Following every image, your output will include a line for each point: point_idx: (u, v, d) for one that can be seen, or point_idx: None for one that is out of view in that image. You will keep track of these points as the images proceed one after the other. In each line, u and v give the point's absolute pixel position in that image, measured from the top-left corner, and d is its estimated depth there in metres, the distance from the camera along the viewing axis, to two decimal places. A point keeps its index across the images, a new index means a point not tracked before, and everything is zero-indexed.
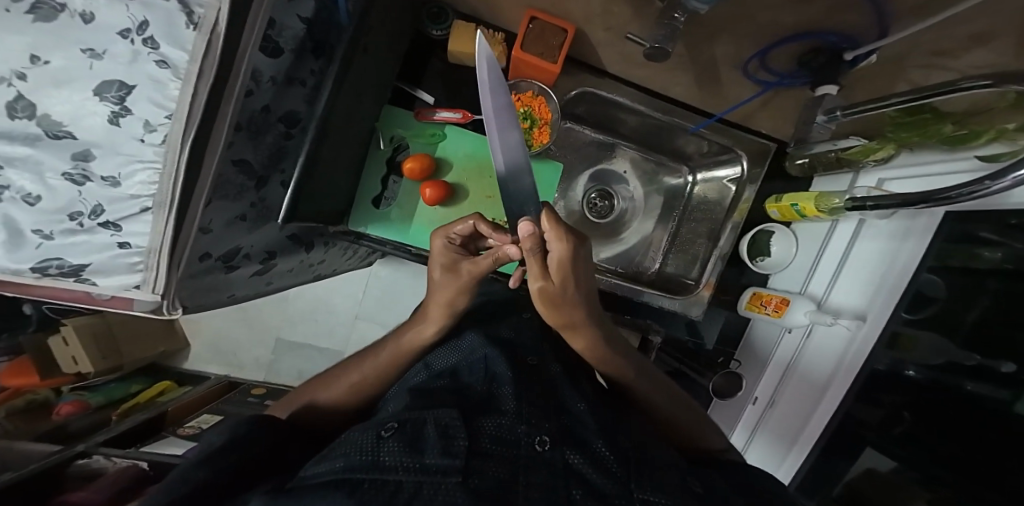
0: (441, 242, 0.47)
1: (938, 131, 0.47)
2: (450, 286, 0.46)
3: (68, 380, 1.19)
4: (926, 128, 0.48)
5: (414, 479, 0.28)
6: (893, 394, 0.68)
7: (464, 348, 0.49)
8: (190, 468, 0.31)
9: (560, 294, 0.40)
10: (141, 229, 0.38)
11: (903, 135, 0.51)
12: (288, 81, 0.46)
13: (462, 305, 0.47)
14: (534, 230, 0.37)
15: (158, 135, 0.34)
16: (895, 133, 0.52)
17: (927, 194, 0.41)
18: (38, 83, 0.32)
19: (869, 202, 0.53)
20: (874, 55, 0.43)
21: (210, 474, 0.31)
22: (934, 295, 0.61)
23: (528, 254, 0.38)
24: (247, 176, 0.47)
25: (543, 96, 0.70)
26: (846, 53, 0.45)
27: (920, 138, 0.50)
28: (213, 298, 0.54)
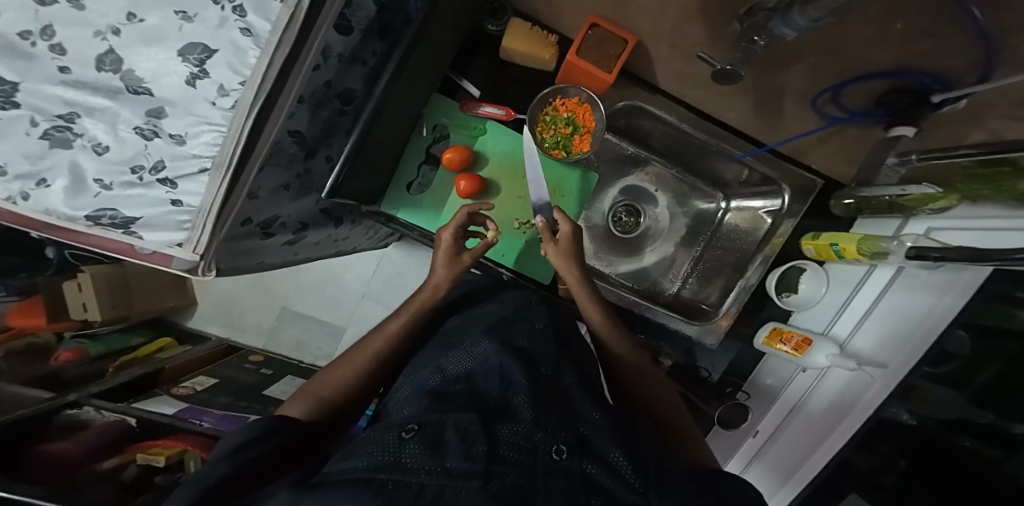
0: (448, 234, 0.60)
1: (1012, 186, 0.45)
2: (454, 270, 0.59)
3: (72, 326, 1.19)
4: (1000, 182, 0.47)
5: (437, 482, 0.27)
6: (892, 441, 0.70)
7: (479, 355, 0.49)
8: (211, 462, 0.32)
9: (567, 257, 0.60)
10: (196, 190, 0.37)
11: (972, 186, 0.51)
12: (352, 59, 0.46)
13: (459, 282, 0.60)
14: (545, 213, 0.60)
15: (230, 100, 0.33)
16: (964, 184, 0.52)
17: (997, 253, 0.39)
18: (130, 40, 0.33)
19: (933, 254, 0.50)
20: (964, 100, 0.44)
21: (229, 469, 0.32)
22: (958, 352, 0.60)
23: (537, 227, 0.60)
24: (300, 147, 0.47)
25: (589, 104, 0.69)
26: (933, 96, 0.45)
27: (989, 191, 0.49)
28: (245, 264, 0.53)
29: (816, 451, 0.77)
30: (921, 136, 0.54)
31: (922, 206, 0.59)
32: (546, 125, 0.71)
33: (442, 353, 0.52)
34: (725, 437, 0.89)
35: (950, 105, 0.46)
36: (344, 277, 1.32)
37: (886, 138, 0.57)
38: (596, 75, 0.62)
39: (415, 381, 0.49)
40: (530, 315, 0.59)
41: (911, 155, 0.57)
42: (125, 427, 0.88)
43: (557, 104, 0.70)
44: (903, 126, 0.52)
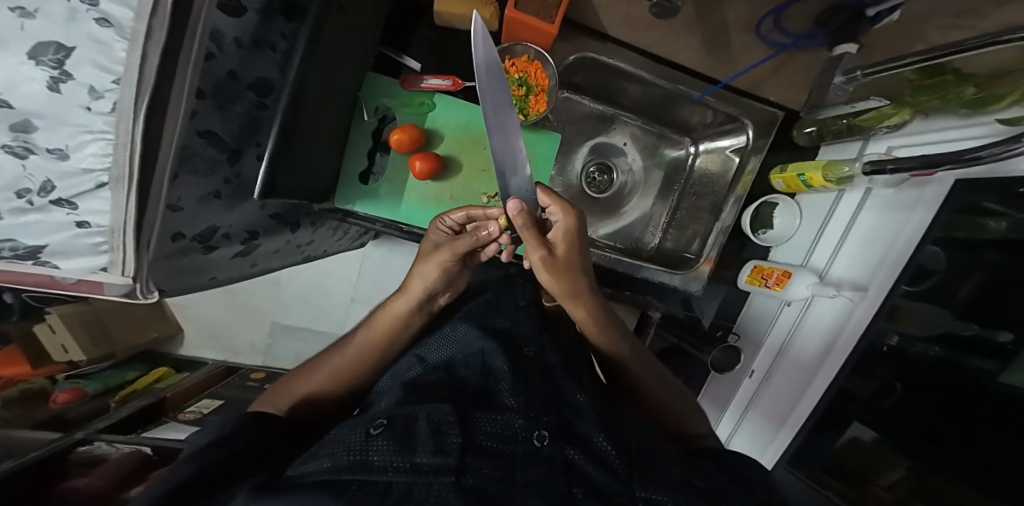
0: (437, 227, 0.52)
1: (959, 94, 0.45)
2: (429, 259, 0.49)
3: (61, 369, 1.18)
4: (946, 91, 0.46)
5: (405, 480, 0.26)
6: (883, 367, 0.68)
7: (460, 341, 0.48)
8: (181, 463, 0.31)
9: (564, 262, 0.44)
10: (101, 207, 0.35)
11: (921, 98, 0.50)
12: (255, 44, 0.42)
13: (433, 279, 0.49)
14: (522, 207, 0.39)
15: (106, 102, 0.30)
16: (913, 97, 0.51)
17: (956, 155, 0.39)
18: None
19: (889, 164, 0.50)
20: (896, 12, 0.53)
21: (199, 467, 0.30)
22: (934, 268, 0.60)
23: (522, 229, 0.41)
24: (218, 148, 0.44)
25: (540, 61, 0.66)
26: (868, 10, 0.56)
27: (939, 101, 0.48)
28: (192, 280, 0.51)
29: (805, 391, 0.75)
30: (863, 53, 0.59)
31: (876, 125, 0.57)
32: None
33: (421, 341, 0.51)
34: (725, 383, 0.90)
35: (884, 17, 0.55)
36: (328, 283, 1.30)
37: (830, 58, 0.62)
38: (539, 26, 0.58)
39: (393, 372, 0.47)
40: (510, 295, 0.59)
41: (856, 72, 0.59)
42: (143, 456, 0.84)
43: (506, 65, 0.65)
44: (845, 44, 0.58)
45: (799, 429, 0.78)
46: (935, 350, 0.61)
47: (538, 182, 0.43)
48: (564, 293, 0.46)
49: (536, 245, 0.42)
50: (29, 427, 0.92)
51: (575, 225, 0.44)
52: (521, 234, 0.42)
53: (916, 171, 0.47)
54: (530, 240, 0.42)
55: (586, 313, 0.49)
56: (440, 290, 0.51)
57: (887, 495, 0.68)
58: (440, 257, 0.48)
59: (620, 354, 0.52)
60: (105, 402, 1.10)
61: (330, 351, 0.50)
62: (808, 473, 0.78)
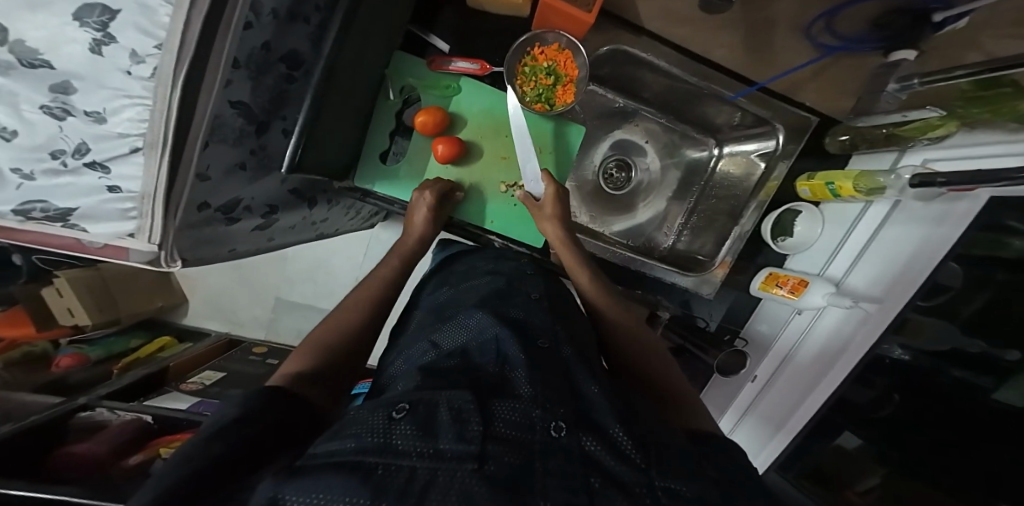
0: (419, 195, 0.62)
1: (1012, 106, 0.45)
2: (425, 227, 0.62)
3: (66, 332, 1.19)
4: (1000, 104, 0.46)
5: (428, 466, 0.25)
6: (886, 376, 0.71)
7: (473, 328, 0.48)
8: (197, 444, 0.27)
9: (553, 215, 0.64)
10: (133, 173, 0.34)
11: (972, 110, 0.49)
12: (290, 16, 0.41)
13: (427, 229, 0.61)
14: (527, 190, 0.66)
15: (146, 67, 0.29)
16: (964, 108, 0.50)
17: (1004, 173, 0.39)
18: (8, 6, 0.27)
19: (941, 178, 0.50)
20: (962, 20, 0.44)
21: (220, 449, 0.27)
22: (949, 284, 0.61)
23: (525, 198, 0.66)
24: (247, 120, 0.43)
25: (570, 51, 0.65)
26: (935, 14, 0.46)
27: (991, 114, 0.48)
28: (212, 252, 0.50)
29: (807, 396, 0.78)
30: (920, 61, 0.52)
31: (920, 135, 0.57)
32: (527, 77, 0.66)
33: (437, 326, 0.52)
34: (727, 385, 0.91)
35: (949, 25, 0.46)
36: (334, 263, 1.30)
37: (886, 64, 0.55)
38: (578, 17, 0.57)
39: (402, 362, 0.48)
40: (523, 287, 0.57)
41: (913, 79, 0.54)
42: (144, 424, 0.84)
43: (536, 53, 0.65)
44: (903, 50, 0.50)
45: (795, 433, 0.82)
46: (955, 373, 0.63)
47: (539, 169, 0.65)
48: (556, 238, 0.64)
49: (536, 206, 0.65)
50: (31, 391, 0.93)
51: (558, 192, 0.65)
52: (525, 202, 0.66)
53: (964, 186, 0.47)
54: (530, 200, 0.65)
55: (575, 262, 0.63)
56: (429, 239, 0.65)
57: (860, 498, 0.77)
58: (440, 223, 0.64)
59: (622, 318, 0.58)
60: (108, 369, 1.11)
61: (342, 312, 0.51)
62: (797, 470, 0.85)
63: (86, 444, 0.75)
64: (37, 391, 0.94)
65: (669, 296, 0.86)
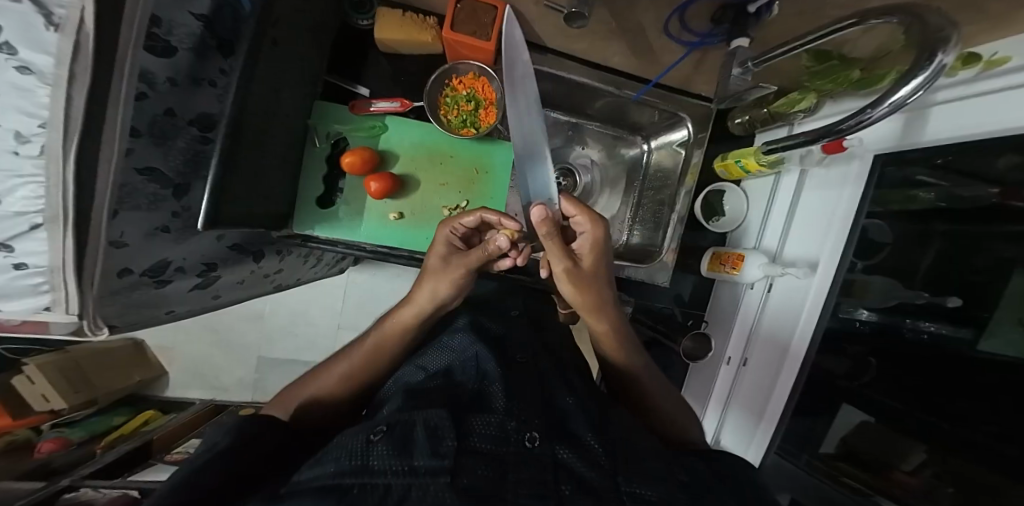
0: (446, 232, 0.54)
1: (846, 78, 0.49)
2: (442, 274, 0.50)
3: (45, 418, 1.15)
4: (836, 75, 0.50)
5: (403, 482, 0.27)
6: (856, 343, 0.69)
7: (458, 348, 0.49)
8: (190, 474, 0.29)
9: (586, 272, 0.49)
10: (35, 248, 0.37)
11: (820, 82, 0.53)
12: (193, 82, 0.45)
13: (445, 295, 0.50)
14: (547, 214, 0.41)
15: (33, 145, 0.33)
16: (812, 82, 0.54)
17: (828, 128, 0.42)
18: None
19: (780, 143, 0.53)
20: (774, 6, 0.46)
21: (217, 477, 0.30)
22: (882, 241, 0.63)
23: (548, 238, 0.43)
24: (161, 184, 0.45)
25: (486, 77, 0.69)
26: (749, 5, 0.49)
27: (833, 85, 0.51)
28: (146, 315, 0.52)
29: (777, 378, 0.74)
30: (759, 42, 0.55)
31: (790, 110, 0.61)
32: (449, 106, 0.69)
33: (419, 352, 0.52)
34: (705, 374, 0.90)
35: (767, 14, 0.48)
36: (313, 312, 1.30)
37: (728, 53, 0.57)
38: (478, 46, 0.61)
39: (393, 382, 0.48)
40: (501, 305, 0.62)
41: (749, 62, 0.55)
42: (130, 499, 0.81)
43: (454, 83, 0.69)
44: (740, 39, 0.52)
45: (777, 425, 0.75)
46: (929, 328, 0.57)
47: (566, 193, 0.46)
48: (585, 300, 0.50)
49: (561, 255, 0.46)
50: (16, 478, 0.91)
51: (598, 237, 0.48)
52: (546, 243, 0.44)
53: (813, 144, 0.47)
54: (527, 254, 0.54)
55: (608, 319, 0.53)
56: (450, 300, 0.53)
57: (914, 481, 0.58)
58: (453, 273, 0.50)
59: (629, 365, 0.54)
60: (91, 450, 1.08)
61: (335, 359, 0.50)
62: (812, 457, 0.73)
63: None
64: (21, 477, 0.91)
65: (655, 298, 0.90)
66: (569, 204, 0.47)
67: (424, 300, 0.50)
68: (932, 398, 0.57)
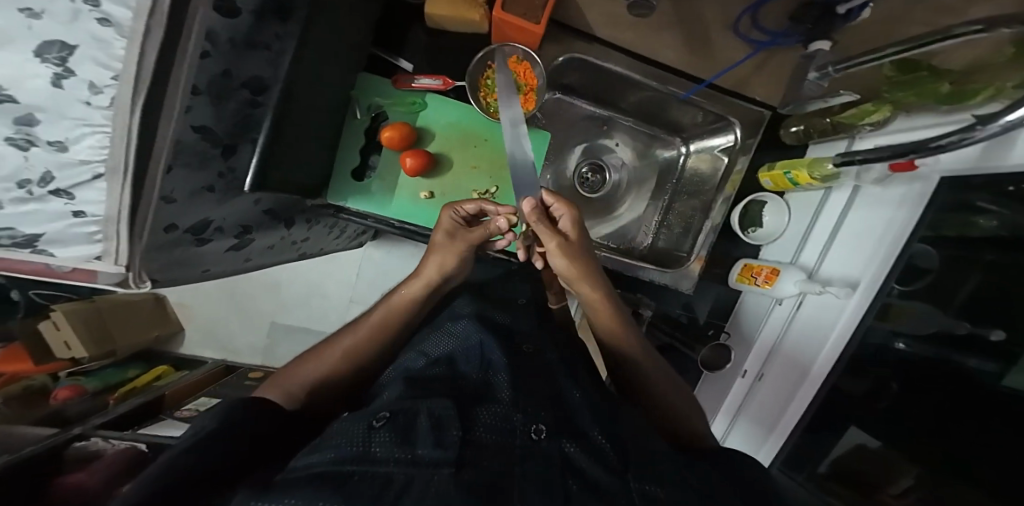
0: (450, 214, 0.54)
1: (933, 90, 0.47)
2: (450, 250, 0.53)
3: (62, 366, 1.19)
4: (923, 88, 0.48)
5: (404, 472, 0.26)
6: (882, 367, 0.66)
7: (460, 335, 0.49)
8: (179, 454, 0.28)
9: (575, 253, 0.48)
10: (96, 197, 0.37)
11: (897, 94, 0.52)
12: (249, 44, 0.44)
13: (453, 269, 0.53)
14: (537, 205, 0.44)
15: (105, 97, 0.33)
16: (891, 94, 0.53)
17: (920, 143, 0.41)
18: None
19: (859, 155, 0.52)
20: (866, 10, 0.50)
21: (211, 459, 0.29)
22: (927, 266, 0.61)
23: (538, 225, 0.46)
24: (212, 144, 0.45)
25: (528, 61, 0.66)
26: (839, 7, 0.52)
27: (916, 97, 0.50)
28: (185, 272, 0.52)
29: (795, 394, 0.73)
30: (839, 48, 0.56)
31: (860, 122, 0.59)
32: (489, 89, 0.67)
33: (421, 336, 0.52)
34: (716, 384, 0.88)
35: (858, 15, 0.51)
36: (328, 285, 1.31)
37: (804, 56, 0.61)
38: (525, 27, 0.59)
39: (396, 367, 0.48)
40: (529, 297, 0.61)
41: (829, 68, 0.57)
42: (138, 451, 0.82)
43: (496, 66, 0.66)
44: (818, 41, 0.56)
45: (787, 436, 0.76)
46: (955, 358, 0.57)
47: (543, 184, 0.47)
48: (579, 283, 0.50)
49: (551, 238, 0.47)
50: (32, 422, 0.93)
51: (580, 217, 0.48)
52: (537, 230, 0.46)
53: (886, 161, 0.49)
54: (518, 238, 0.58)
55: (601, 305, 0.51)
56: (455, 274, 0.55)
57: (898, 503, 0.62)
58: (460, 248, 0.52)
59: (631, 356, 0.51)
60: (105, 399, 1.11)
61: (341, 333, 0.49)
62: (808, 478, 0.75)
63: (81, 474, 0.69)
64: (37, 422, 0.92)
65: (671, 303, 0.88)
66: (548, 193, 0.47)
67: (433, 275, 0.53)
68: (949, 429, 0.57)
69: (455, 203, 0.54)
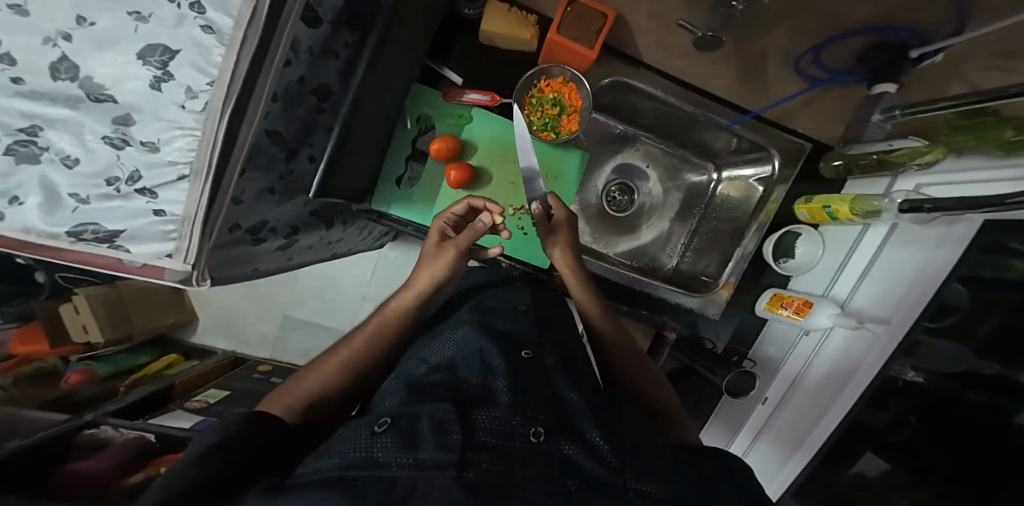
0: (440, 222, 0.59)
1: (997, 135, 0.48)
2: (438, 257, 0.55)
3: (77, 349, 1.19)
4: (984, 133, 0.49)
5: (409, 476, 0.24)
6: (901, 398, 0.67)
7: (461, 341, 0.45)
8: (185, 467, 0.28)
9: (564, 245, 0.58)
10: (177, 197, 0.38)
11: (957, 138, 0.53)
12: (323, 53, 0.45)
13: (442, 276, 0.54)
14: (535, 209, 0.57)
15: (199, 102, 0.34)
16: (948, 136, 0.54)
17: (990, 201, 0.41)
18: (81, 45, 0.33)
19: (927, 204, 0.52)
20: (940, 55, 0.50)
21: (208, 472, 0.27)
22: (956, 305, 0.59)
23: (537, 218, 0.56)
24: (279, 148, 0.46)
25: (574, 83, 0.68)
26: (913, 50, 0.52)
27: (977, 141, 0.50)
28: (237, 270, 0.54)
29: (820, 419, 0.74)
30: (903, 91, 0.58)
31: (909, 161, 0.60)
32: (534, 107, 0.68)
33: (421, 344, 0.49)
34: (737, 405, 0.89)
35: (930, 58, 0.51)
36: (344, 280, 1.32)
37: (870, 95, 0.60)
38: (578, 51, 0.61)
39: (398, 372, 0.44)
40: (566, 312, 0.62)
41: (895, 111, 0.58)
42: (146, 442, 0.81)
43: (542, 85, 0.68)
44: (884, 84, 0.55)
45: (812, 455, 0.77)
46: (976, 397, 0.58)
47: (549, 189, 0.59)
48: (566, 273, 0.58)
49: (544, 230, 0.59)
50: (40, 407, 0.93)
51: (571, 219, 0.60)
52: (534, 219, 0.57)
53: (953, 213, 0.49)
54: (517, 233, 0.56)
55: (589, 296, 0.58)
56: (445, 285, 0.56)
57: None
58: (449, 253, 0.55)
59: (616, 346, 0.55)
60: (115, 386, 1.12)
61: (337, 345, 0.48)
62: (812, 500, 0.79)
63: (91, 462, 0.73)
64: (45, 407, 0.94)
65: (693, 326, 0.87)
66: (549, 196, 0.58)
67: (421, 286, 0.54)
68: (972, 465, 0.58)
69: (447, 208, 0.60)
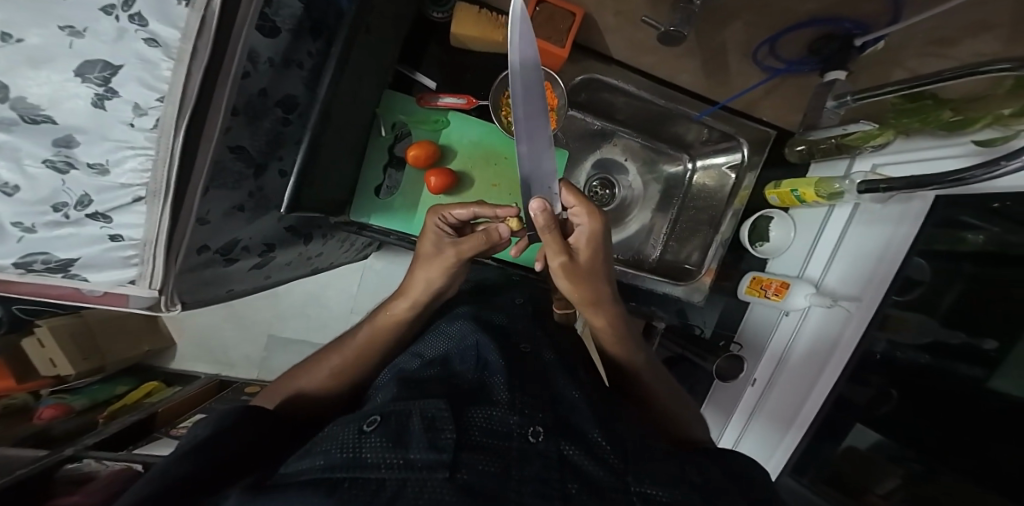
0: (435, 220, 0.51)
1: (937, 117, 0.51)
2: (436, 262, 0.49)
3: (46, 383, 1.13)
4: (926, 115, 0.52)
5: (398, 477, 0.24)
6: (879, 373, 0.70)
7: (456, 335, 0.44)
8: (173, 460, 0.28)
9: (583, 269, 0.45)
10: (133, 220, 0.38)
11: (903, 120, 0.56)
12: (285, 63, 0.44)
13: (439, 284, 0.49)
14: (544, 208, 0.40)
15: (149, 119, 0.33)
16: (897, 120, 0.56)
17: (940, 176, 0.44)
18: (9, 63, 0.30)
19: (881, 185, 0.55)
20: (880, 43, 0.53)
21: (190, 470, 0.27)
22: (921, 279, 0.64)
23: (545, 232, 0.42)
24: (246, 163, 0.45)
25: (549, 81, 0.66)
26: (857, 39, 0.54)
27: (920, 124, 0.54)
28: (211, 292, 0.52)
29: (809, 394, 0.76)
30: (852, 78, 0.60)
31: (864, 144, 0.63)
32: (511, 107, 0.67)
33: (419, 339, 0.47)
34: (727, 390, 0.89)
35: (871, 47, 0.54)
36: (328, 292, 1.29)
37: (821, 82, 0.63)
38: (550, 51, 0.61)
39: (388, 371, 0.43)
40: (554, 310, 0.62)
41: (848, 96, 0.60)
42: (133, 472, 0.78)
43: None
44: (835, 71, 0.58)
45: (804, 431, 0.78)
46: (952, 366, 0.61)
47: (564, 180, 0.44)
48: (584, 300, 0.47)
49: (558, 251, 0.43)
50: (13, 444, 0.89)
51: (599, 230, 0.45)
52: (544, 237, 0.42)
53: (906, 191, 0.52)
54: (524, 240, 0.55)
55: (611, 320, 0.49)
56: (444, 290, 0.51)
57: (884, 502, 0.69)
58: (448, 259, 0.48)
59: (634, 362, 0.51)
60: (93, 418, 1.07)
61: (327, 350, 0.48)
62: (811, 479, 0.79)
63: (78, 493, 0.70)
64: (18, 444, 0.89)
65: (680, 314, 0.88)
66: (568, 194, 0.44)
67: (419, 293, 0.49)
68: (949, 433, 0.61)
69: (443, 204, 0.51)
